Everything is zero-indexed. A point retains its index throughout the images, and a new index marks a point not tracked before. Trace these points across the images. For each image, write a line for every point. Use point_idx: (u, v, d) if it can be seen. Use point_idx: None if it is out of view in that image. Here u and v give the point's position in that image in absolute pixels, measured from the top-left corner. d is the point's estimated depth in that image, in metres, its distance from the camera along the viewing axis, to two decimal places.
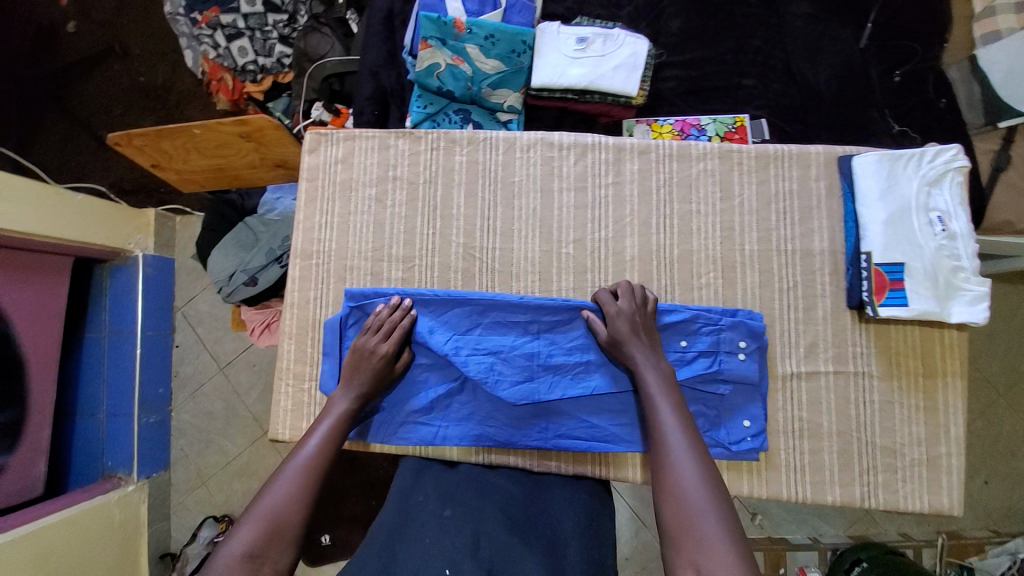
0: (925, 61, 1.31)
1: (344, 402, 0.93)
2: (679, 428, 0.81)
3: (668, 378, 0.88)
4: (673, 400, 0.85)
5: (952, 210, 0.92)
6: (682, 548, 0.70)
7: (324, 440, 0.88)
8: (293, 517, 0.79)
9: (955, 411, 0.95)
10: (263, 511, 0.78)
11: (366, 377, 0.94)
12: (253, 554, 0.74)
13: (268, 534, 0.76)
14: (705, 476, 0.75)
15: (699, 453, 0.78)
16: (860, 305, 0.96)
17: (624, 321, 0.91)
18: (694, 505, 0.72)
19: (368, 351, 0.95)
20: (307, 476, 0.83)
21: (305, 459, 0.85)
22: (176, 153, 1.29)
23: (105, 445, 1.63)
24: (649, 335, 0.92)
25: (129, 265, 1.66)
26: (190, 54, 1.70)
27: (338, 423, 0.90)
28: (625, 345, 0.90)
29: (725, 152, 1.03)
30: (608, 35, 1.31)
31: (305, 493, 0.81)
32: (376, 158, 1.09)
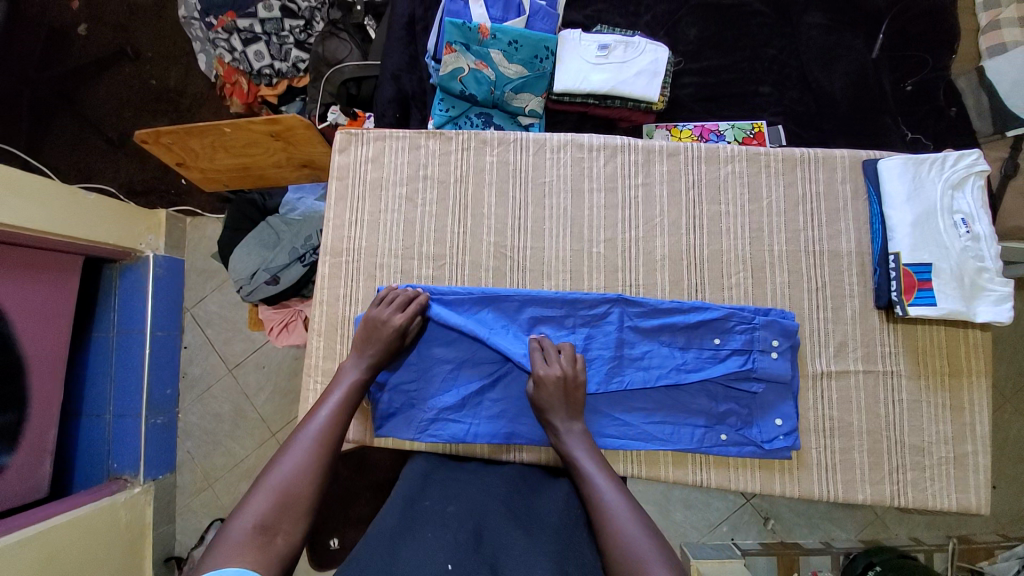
0: (935, 71, 1.34)
1: (356, 372, 0.94)
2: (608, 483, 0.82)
3: (589, 442, 0.89)
4: (597, 460, 0.86)
5: (976, 212, 0.94)
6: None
7: (333, 414, 0.88)
8: (304, 489, 0.78)
9: (980, 410, 0.97)
10: (273, 484, 0.77)
11: (379, 350, 0.95)
12: (265, 525, 0.73)
13: (279, 505, 0.75)
14: (643, 524, 0.77)
15: (630, 504, 0.79)
16: (888, 305, 0.98)
17: (554, 385, 0.90)
18: (638, 557, 0.72)
19: (384, 324, 0.96)
20: (318, 449, 0.83)
21: (315, 432, 0.85)
22: (202, 151, 1.30)
23: (110, 447, 1.59)
24: (575, 395, 0.91)
25: (140, 265, 1.64)
26: (203, 58, 1.74)
27: (350, 392, 0.91)
28: (550, 408, 0.90)
29: (752, 155, 1.06)
30: (629, 43, 1.33)
31: (316, 467, 0.81)
32: (406, 158, 1.10)
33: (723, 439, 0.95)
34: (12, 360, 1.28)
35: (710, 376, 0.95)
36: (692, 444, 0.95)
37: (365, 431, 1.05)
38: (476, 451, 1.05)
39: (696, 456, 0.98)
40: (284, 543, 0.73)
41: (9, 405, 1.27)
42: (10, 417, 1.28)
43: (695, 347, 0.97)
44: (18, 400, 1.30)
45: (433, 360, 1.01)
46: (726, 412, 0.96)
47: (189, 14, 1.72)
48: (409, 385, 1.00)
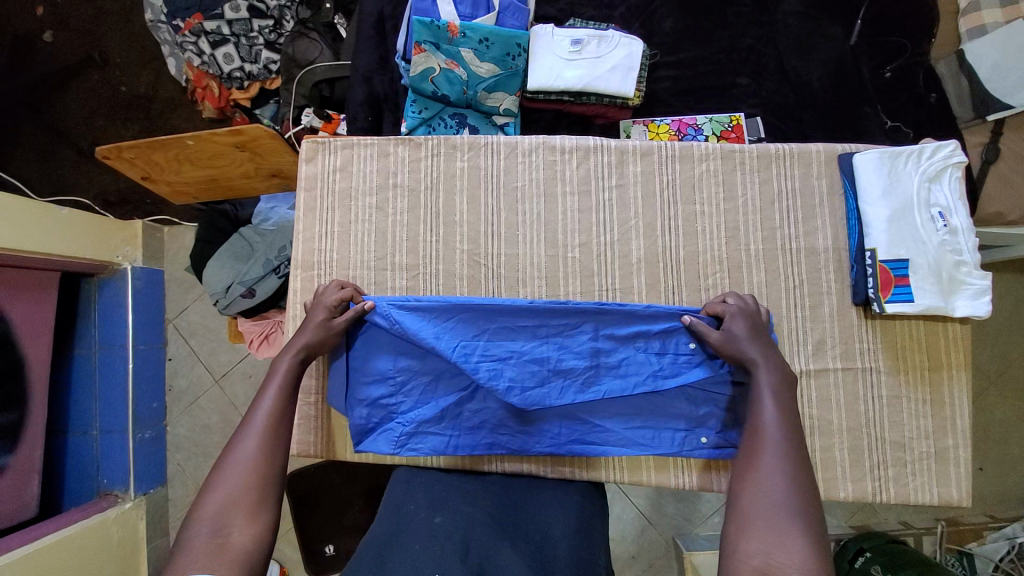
0: (914, 56, 1.32)
1: (288, 359, 0.91)
2: (777, 427, 0.77)
3: (785, 387, 0.83)
4: (783, 408, 0.79)
5: (953, 205, 0.93)
6: (750, 528, 0.66)
7: (276, 400, 0.86)
8: (256, 479, 0.77)
9: (961, 402, 0.97)
10: (224, 481, 0.76)
11: (308, 336, 0.93)
12: (219, 523, 0.71)
13: (230, 500, 0.74)
14: (795, 479, 0.70)
15: (792, 462, 0.72)
16: (865, 301, 0.97)
17: (743, 321, 0.90)
18: (775, 506, 0.67)
19: (314, 307, 0.96)
20: (264, 436, 0.81)
21: (259, 423, 0.83)
22: (168, 165, 1.27)
23: (99, 463, 1.57)
24: (767, 338, 0.90)
25: (118, 278, 1.60)
26: (173, 62, 1.70)
27: (286, 380, 0.89)
28: (739, 342, 0.88)
29: (726, 153, 1.04)
30: (603, 37, 1.30)
31: (264, 455, 0.80)
32: (375, 166, 1.07)
33: (703, 442, 0.96)
34: None
35: (687, 380, 0.94)
36: (672, 448, 0.96)
37: (339, 444, 1.08)
38: (458, 463, 1.05)
39: (676, 459, 1.02)
40: (243, 539, 0.71)
41: (9, 406, 1.30)
42: (11, 416, 1.31)
43: (671, 351, 0.96)
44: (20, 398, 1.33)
45: (412, 373, 0.99)
46: (706, 415, 0.96)
47: (156, 18, 1.64)
48: (386, 398, 0.99)
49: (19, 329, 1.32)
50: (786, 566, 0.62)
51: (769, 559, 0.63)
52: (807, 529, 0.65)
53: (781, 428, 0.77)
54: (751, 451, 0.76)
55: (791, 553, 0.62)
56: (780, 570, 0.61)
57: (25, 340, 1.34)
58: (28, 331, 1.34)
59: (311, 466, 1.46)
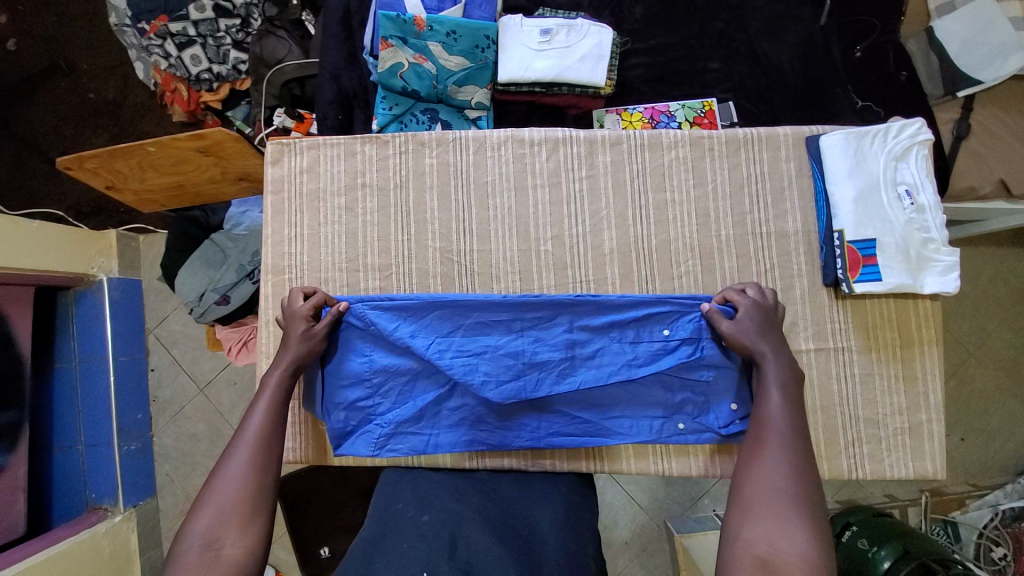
0: (883, 35, 1.32)
1: (279, 372, 0.89)
2: (782, 417, 0.78)
3: (794, 384, 0.81)
4: (790, 402, 0.80)
5: (919, 182, 0.94)
6: (754, 516, 0.68)
7: (267, 411, 0.85)
8: (248, 492, 0.76)
9: (933, 377, 0.98)
10: (215, 494, 0.75)
11: (294, 351, 0.91)
12: (210, 537, 0.71)
13: (222, 514, 0.73)
14: (798, 468, 0.72)
15: (796, 453, 0.73)
16: (836, 283, 0.98)
17: (755, 315, 0.88)
18: (778, 495, 0.69)
19: (289, 321, 0.93)
20: (255, 448, 0.80)
21: (251, 435, 0.81)
22: (131, 172, 1.24)
23: (86, 477, 1.54)
24: (778, 332, 0.89)
25: (94, 290, 1.56)
26: (140, 66, 1.63)
27: (276, 394, 0.87)
28: (750, 337, 0.87)
29: (695, 139, 1.03)
30: (572, 26, 1.29)
31: (255, 468, 0.79)
32: (343, 166, 1.06)
33: (681, 428, 0.97)
34: None
35: (660, 366, 0.95)
36: (650, 436, 0.97)
37: (320, 450, 1.06)
38: (440, 462, 1.05)
39: (656, 446, 1.03)
40: (235, 552, 0.71)
41: (10, 404, 1.34)
42: (10, 415, 1.34)
43: (645, 339, 0.96)
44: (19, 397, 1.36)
45: (386, 375, 0.98)
46: (682, 401, 0.97)
47: (120, 21, 1.58)
48: (362, 400, 0.98)
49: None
50: (787, 554, 0.64)
51: (771, 547, 0.65)
52: (807, 519, 0.67)
53: (786, 419, 0.77)
54: (756, 441, 0.77)
55: (792, 541, 0.65)
56: (780, 559, 0.64)
57: (7, 350, 1.33)
58: (2, 347, 1.31)
59: (300, 469, 1.44)
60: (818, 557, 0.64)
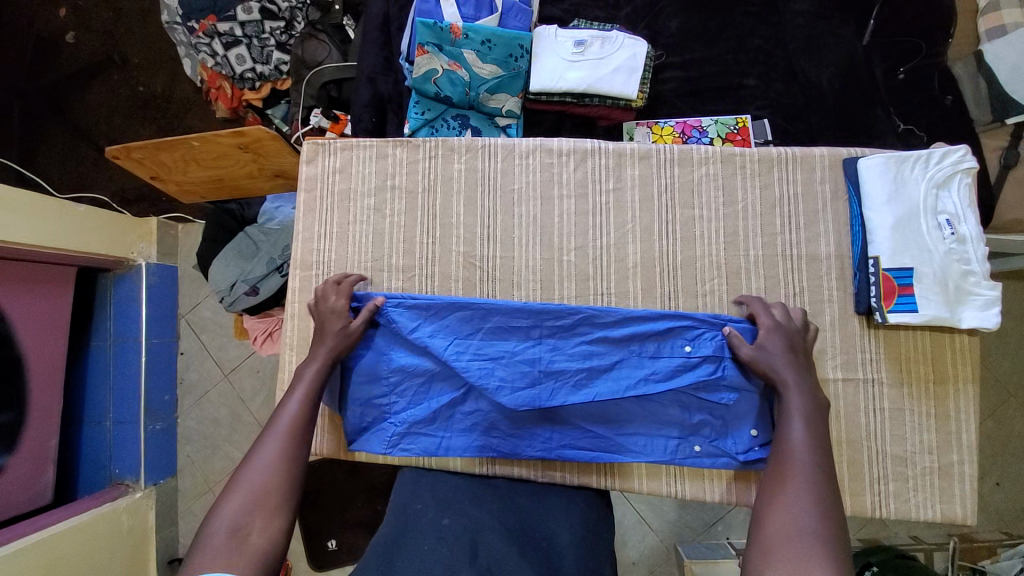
0: (929, 58, 1.28)
1: (315, 366, 0.91)
2: (807, 452, 0.76)
3: (818, 414, 0.81)
4: (816, 437, 0.79)
5: (962, 212, 0.90)
6: (774, 555, 0.66)
7: (300, 405, 0.87)
8: (277, 482, 0.78)
9: (967, 416, 0.94)
10: (246, 482, 0.76)
11: (332, 344, 0.93)
12: (239, 523, 0.72)
13: (252, 502, 0.75)
14: (823, 508, 0.70)
15: (821, 490, 0.71)
16: (869, 311, 0.95)
17: (780, 337, 0.88)
18: (800, 533, 0.67)
19: (328, 314, 0.96)
20: (288, 440, 0.82)
21: (285, 426, 0.83)
22: (175, 165, 1.31)
23: (111, 453, 1.60)
24: (806, 359, 0.88)
25: (132, 274, 1.63)
26: (189, 64, 1.72)
27: (312, 387, 0.89)
28: (773, 360, 0.86)
29: (727, 156, 1.02)
30: (606, 38, 1.29)
31: (285, 460, 0.80)
32: (374, 168, 1.08)
33: (697, 451, 0.95)
34: (10, 361, 1.29)
35: (678, 384, 0.93)
36: (665, 456, 0.96)
37: (338, 445, 1.07)
38: (451, 466, 1.05)
39: (669, 467, 1.01)
40: (261, 541, 0.72)
41: (9, 405, 1.29)
42: (10, 415, 1.29)
43: (666, 355, 0.95)
44: (19, 398, 1.31)
45: (403, 375, 0.99)
46: (699, 423, 0.95)
47: (172, 19, 1.64)
48: (380, 398, 1.00)
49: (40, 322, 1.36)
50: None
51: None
52: (833, 558, 0.63)
53: (811, 454, 0.76)
54: (779, 475, 0.75)
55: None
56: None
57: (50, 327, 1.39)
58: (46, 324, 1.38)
59: (315, 461, 1.47)
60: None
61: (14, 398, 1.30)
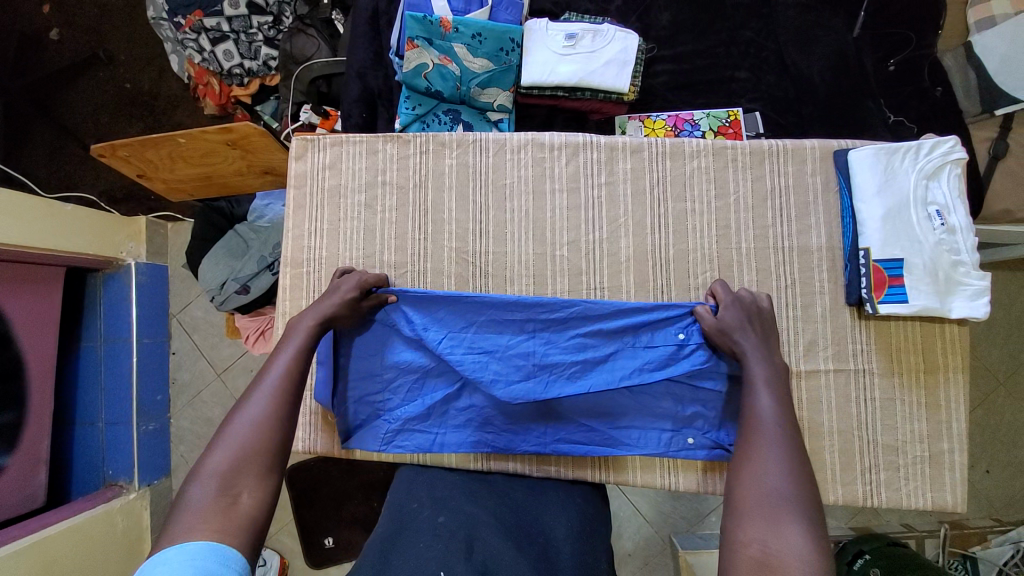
0: (920, 49, 1.28)
1: (309, 323, 0.88)
2: (774, 416, 0.75)
3: (779, 376, 0.82)
4: (780, 401, 0.77)
5: (952, 203, 0.90)
6: (747, 520, 0.64)
7: (290, 363, 0.82)
8: (268, 442, 0.73)
9: (957, 405, 0.94)
10: (233, 441, 0.72)
11: (333, 304, 0.91)
12: (228, 482, 0.68)
13: (240, 461, 0.70)
14: (794, 470, 0.68)
15: (790, 454, 0.70)
16: (859, 302, 0.95)
17: (738, 311, 0.89)
18: (771, 496, 0.65)
19: (338, 282, 0.95)
20: (278, 396, 0.78)
21: (273, 383, 0.79)
22: (162, 162, 1.29)
23: (105, 455, 1.59)
24: (765, 329, 0.89)
25: (122, 274, 1.61)
26: (176, 59, 1.69)
27: (304, 344, 0.85)
28: (732, 334, 0.87)
29: (719, 149, 1.02)
30: (597, 31, 1.28)
31: (275, 419, 0.76)
32: (364, 163, 1.07)
33: (690, 443, 0.96)
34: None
35: (671, 376, 0.94)
36: (658, 449, 0.96)
37: (331, 443, 1.07)
38: (446, 462, 1.05)
39: (663, 460, 1.02)
40: (251, 502, 0.67)
41: (8, 406, 1.29)
42: (9, 415, 1.29)
43: (659, 346, 0.96)
44: (17, 399, 1.31)
45: (397, 371, 0.99)
46: (692, 415, 0.96)
47: (157, 15, 1.65)
48: (374, 395, 1.00)
49: (27, 324, 1.33)
50: (784, 552, 0.60)
51: (767, 547, 0.61)
52: (805, 520, 0.62)
53: (779, 418, 0.75)
54: (748, 440, 0.74)
55: (788, 540, 0.61)
56: (779, 560, 0.59)
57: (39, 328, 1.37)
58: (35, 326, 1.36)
59: (310, 459, 1.47)
60: (820, 560, 0.59)
61: (13, 397, 1.30)
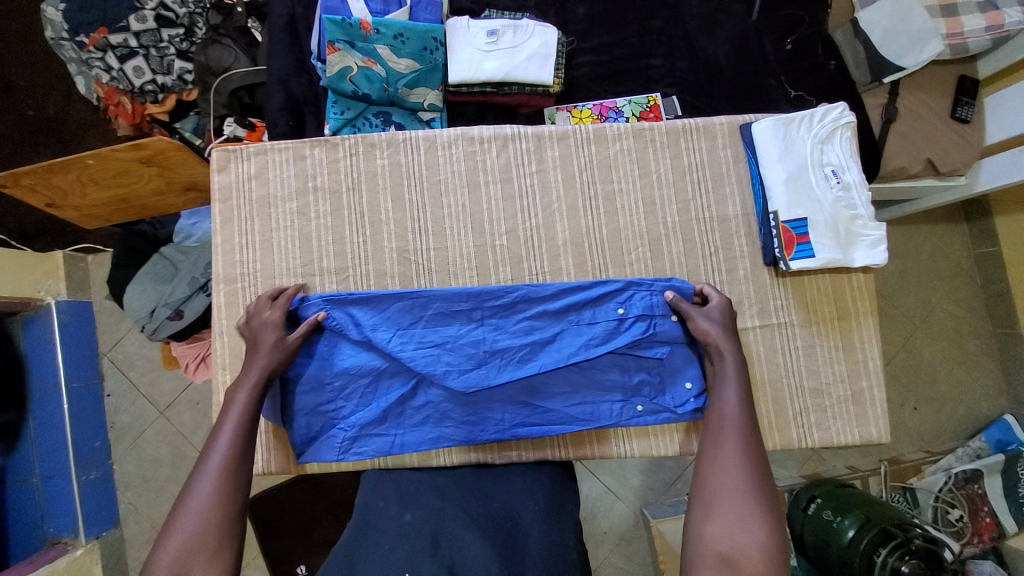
0: (812, 27, 1.39)
1: (246, 390, 0.86)
2: (737, 410, 0.84)
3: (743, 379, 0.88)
4: (744, 394, 0.87)
5: (844, 162, 1.00)
6: (715, 514, 0.74)
7: (233, 439, 0.81)
8: (217, 520, 0.74)
9: (870, 346, 1.04)
10: (180, 526, 0.73)
11: (265, 359, 0.89)
12: (178, 571, 0.70)
13: (191, 547, 0.71)
14: (752, 463, 0.78)
15: (750, 446, 0.80)
16: (775, 261, 1.03)
17: (717, 314, 0.95)
18: (735, 489, 0.75)
19: (262, 328, 0.93)
20: (222, 477, 0.77)
21: (217, 463, 0.78)
22: (71, 188, 1.21)
23: (43, 512, 1.46)
24: (734, 330, 0.94)
25: (43, 316, 1.50)
26: (81, 81, 1.55)
27: (243, 415, 0.84)
28: (706, 333, 0.93)
29: (638, 132, 1.07)
30: (517, 26, 1.32)
31: (221, 497, 0.76)
32: (292, 170, 1.05)
33: (640, 410, 1.00)
34: None
35: (615, 347, 0.99)
36: (612, 420, 0.99)
37: (286, 460, 1.04)
38: (407, 461, 1.04)
39: (617, 430, 1.05)
40: None
41: None
42: None
43: (603, 319, 1.00)
44: None
45: (349, 377, 0.98)
46: (639, 383, 1.00)
47: (56, 36, 1.50)
48: (327, 404, 0.98)
49: None
50: (749, 546, 0.71)
51: (733, 543, 0.71)
52: (762, 510, 0.73)
53: (740, 416, 0.83)
54: (716, 437, 0.82)
55: (751, 532, 0.71)
56: (739, 552, 0.70)
57: None
58: None
59: (272, 486, 1.42)
60: (771, 548, 0.70)
61: None
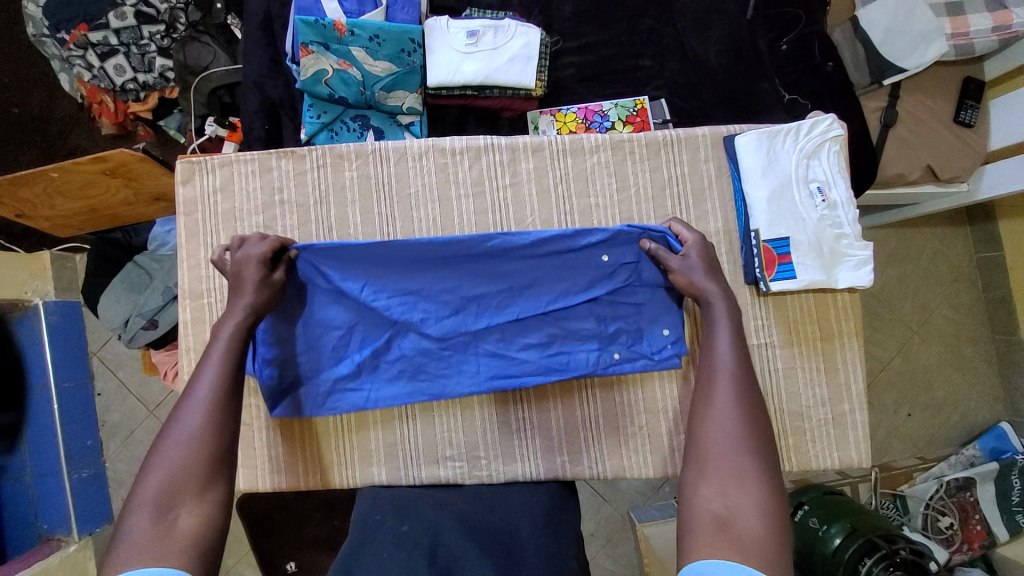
0: (810, 26, 1.33)
1: (232, 325, 0.81)
2: (731, 359, 0.79)
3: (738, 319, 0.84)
4: (736, 341, 0.81)
5: (832, 179, 0.96)
6: (708, 474, 0.69)
7: (221, 373, 0.76)
8: (198, 456, 0.70)
9: (853, 368, 1.01)
10: (163, 461, 0.68)
11: (251, 295, 0.84)
12: (164, 505, 0.66)
13: (173, 480, 0.67)
14: (750, 417, 0.73)
15: (743, 389, 0.75)
16: (755, 280, 0.99)
17: (698, 250, 0.91)
18: (727, 444, 0.70)
19: (244, 263, 0.86)
20: (214, 409, 0.73)
21: (204, 396, 0.74)
22: (37, 200, 1.20)
23: (37, 509, 1.47)
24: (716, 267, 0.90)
25: (31, 316, 1.47)
26: (65, 78, 1.55)
27: (230, 351, 0.78)
28: (699, 283, 0.88)
29: (616, 143, 1.03)
30: (498, 27, 1.26)
31: (209, 432, 0.72)
32: (259, 182, 1.02)
33: (617, 358, 0.98)
34: None
35: (595, 294, 0.97)
36: (589, 368, 0.97)
37: (255, 478, 1.03)
38: (376, 479, 1.03)
39: (591, 450, 1.03)
40: (190, 523, 0.66)
41: None
42: None
43: (581, 267, 0.98)
44: None
45: (322, 330, 0.96)
46: (616, 331, 0.98)
47: (38, 32, 1.50)
48: (302, 355, 0.97)
49: None
50: (741, 504, 0.66)
51: (727, 503, 0.66)
52: (763, 468, 0.68)
53: (734, 367, 0.78)
54: (706, 386, 0.77)
55: (750, 490, 0.66)
56: (734, 514, 0.65)
57: None
58: None
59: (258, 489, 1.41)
60: (771, 507, 0.65)
61: None
